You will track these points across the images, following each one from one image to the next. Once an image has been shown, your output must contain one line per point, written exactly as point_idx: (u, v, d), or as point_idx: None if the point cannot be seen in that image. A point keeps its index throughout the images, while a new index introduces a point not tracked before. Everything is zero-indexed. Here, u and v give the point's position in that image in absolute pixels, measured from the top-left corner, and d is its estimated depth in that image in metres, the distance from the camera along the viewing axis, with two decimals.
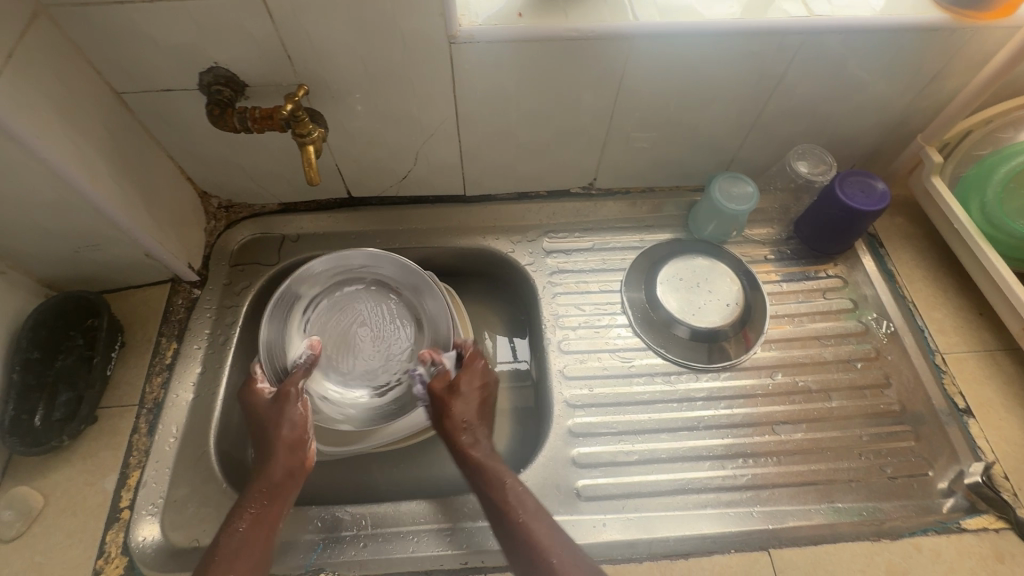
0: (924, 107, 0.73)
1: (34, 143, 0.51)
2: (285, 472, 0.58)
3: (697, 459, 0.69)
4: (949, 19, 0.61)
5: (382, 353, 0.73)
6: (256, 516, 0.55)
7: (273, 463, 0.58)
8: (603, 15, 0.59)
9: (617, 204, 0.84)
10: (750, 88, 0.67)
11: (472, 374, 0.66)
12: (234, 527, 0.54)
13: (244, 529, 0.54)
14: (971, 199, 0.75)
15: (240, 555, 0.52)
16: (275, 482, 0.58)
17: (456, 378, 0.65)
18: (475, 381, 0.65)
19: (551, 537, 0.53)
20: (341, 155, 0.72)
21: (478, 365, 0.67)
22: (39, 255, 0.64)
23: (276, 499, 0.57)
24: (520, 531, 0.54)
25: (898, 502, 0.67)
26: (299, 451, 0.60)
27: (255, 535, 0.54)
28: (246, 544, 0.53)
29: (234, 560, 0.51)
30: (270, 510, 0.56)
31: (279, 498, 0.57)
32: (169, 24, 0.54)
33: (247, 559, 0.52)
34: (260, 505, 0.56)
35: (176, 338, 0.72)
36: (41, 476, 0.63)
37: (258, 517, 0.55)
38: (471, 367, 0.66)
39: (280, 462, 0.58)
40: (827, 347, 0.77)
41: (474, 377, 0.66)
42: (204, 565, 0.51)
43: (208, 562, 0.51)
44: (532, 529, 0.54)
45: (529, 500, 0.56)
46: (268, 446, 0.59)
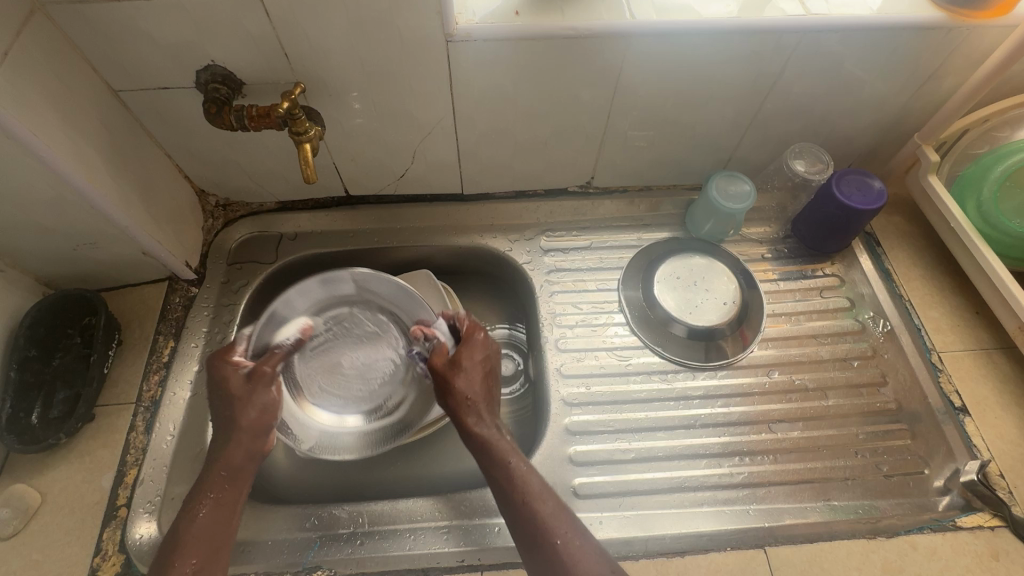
0: (920, 106, 0.73)
1: (31, 141, 0.51)
2: (245, 454, 0.57)
3: (694, 457, 0.69)
4: (945, 18, 0.61)
5: (360, 351, 0.74)
6: (217, 500, 0.55)
7: (233, 447, 0.57)
8: (600, 14, 0.60)
9: (615, 203, 0.84)
10: (747, 87, 0.68)
11: (476, 349, 0.63)
12: (196, 511, 0.54)
13: (206, 513, 0.54)
14: (967, 197, 0.76)
15: (202, 541, 0.53)
16: (236, 466, 0.57)
17: (459, 352, 0.62)
18: (478, 355, 0.63)
19: (558, 519, 0.53)
20: (338, 153, 0.72)
21: (484, 339, 0.64)
22: (37, 253, 0.64)
23: (236, 481, 0.57)
24: (527, 511, 0.53)
25: (894, 500, 0.67)
26: (261, 437, 0.59)
27: (215, 519, 0.54)
28: (205, 532, 0.53)
29: (195, 547, 0.52)
30: (233, 493, 0.56)
31: (240, 478, 0.57)
32: (167, 22, 0.54)
33: (209, 544, 0.53)
34: (220, 488, 0.56)
35: (174, 336, 0.72)
36: (39, 474, 0.64)
37: (218, 501, 0.55)
38: (471, 340, 0.63)
39: (241, 446, 0.57)
40: (825, 345, 0.77)
41: (478, 352, 0.63)
42: (167, 550, 0.52)
43: (171, 548, 0.52)
44: (536, 510, 0.53)
45: (535, 481, 0.55)
46: (227, 429, 0.57)
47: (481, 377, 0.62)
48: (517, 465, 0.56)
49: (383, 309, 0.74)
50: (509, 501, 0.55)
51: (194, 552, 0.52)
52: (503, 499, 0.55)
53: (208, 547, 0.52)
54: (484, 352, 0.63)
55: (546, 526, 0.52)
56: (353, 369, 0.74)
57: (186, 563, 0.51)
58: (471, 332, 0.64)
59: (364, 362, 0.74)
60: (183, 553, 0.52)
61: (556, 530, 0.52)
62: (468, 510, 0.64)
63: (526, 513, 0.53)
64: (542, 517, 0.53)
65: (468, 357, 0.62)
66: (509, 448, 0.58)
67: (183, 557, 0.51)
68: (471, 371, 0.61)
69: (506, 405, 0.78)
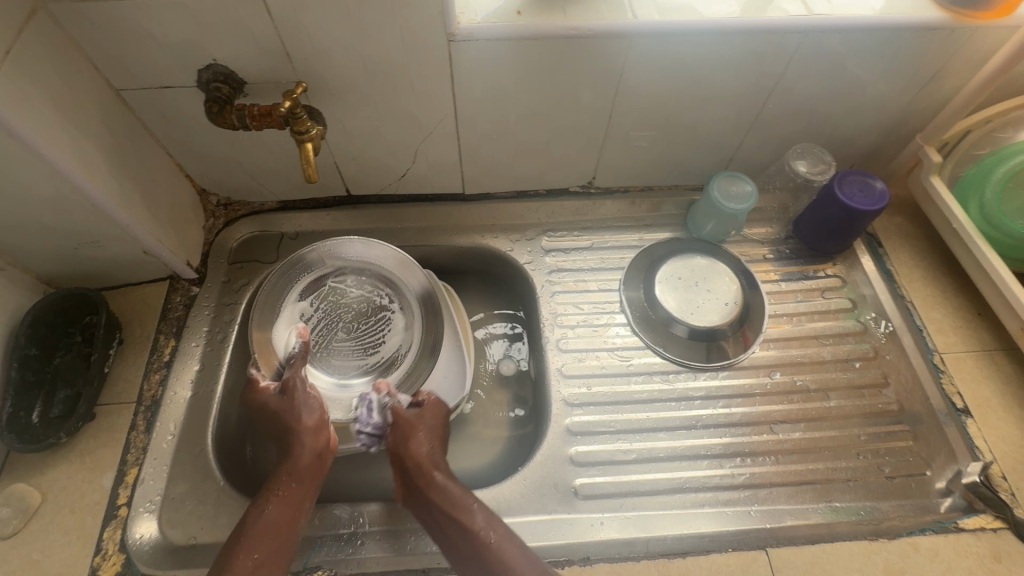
0: (923, 106, 0.73)
1: (32, 139, 0.51)
2: (312, 455, 0.60)
3: (694, 458, 0.69)
4: (948, 18, 0.61)
5: (352, 317, 0.73)
6: (284, 500, 0.56)
7: (298, 448, 0.60)
8: (602, 14, 0.59)
9: (616, 203, 0.84)
10: (749, 87, 0.67)
11: (436, 413, 0.66)
12: (262, 509, 0.55)
13: (274, 509, 0.55)
14: (970, 198, 0.75)
15: (263, 536, 0.53)
16: (302, 467, 0.59)
17: (420, 412, 0.66)
18: (436, 417, 0.66)
19: (522, 560, 0.54)
20: (340, 153, 0.72)
21: (441, 404, 0.68)
22: (38, 251, 0.64)
23: (303, 481, 0.59)
24: (495, 552, 0.54)
25: (896, 501, 0.67)
26: (324, 434, 0.62)
27: (282, 515, 0.55)
28: (270, 528, 0.54)
29: (259, 541, 0.53)
30: (301, 493, 0.58)
31: (309, 477, 0.59)
32: (169, 21, 0.54)
33: (271, 542, 0.53)
34: (287, 487, 0.58)
35: (174, 335, 0.72)
36: (39, 473, 0.63)
37: (284, 500, 0.56)
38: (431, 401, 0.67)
39: (306, 447, 0.60)
40: (826, 346, 0.77)
41: (437, 415, 0.66)
42: (230, 546, 0.53)
43: (234, 542, 0.53)
44: (504, 551, 0.54)
45: (497, 527, 0.56)
46: (290, 432, 0.61)
47: (437, 437, 0.65)
48: (477, 512, 0.57)
49: (358, 271, 0.74)
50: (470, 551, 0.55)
51: (256, 546, 0.52)
52: (465, 549, 0.56)
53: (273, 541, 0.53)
54: (441, 415, 0.67)
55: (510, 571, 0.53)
56: (350, 334, 0.72)
57: (248, 557, 0.52)
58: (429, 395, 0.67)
59: (359, 327, 0.73)
60: (247, 548, 0.52)
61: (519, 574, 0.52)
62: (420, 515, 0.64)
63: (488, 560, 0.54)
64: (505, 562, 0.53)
65: (427, 418, 0.65)
66: (467, 493, 0.59)
67: (246, 552, 0.52)
68: (430, 434, 0.64)
69: (507, 406, 0.78)
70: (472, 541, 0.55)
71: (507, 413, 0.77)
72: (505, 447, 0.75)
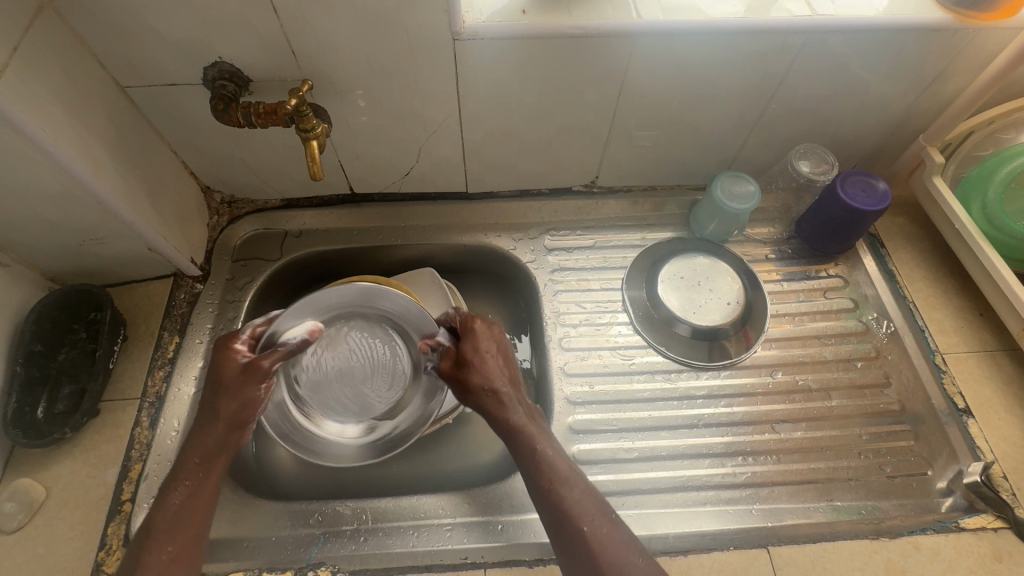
0: (926, 107, 0.73)
1: (39, 135, 0.51)
2: (220, 441, 0.57)
3: (697, 457, 0.69)
4: (952, 19, 0.61)
5: (340, 346, 0.70)
6: (192, 488, 0.55)
7: (207, 435, 0.56)
8: (606, 13, 0.60)
9: (618, 203, 0.84)
10: (752, 87, 0.68)
11: (484, 341, 0.62)
12: (171, 500, 0.54)
13: (181, 504, 0.54)
14: (972, 199, 0.76)
15: (175, 529, 0.53)
16: (212, 453, 0.56)
17: (469, 343, 0.62)
18: (487, 343, 0.62)
19: (584, 505, 0.54)
20: (344, 151, 0.72)
21: (489, 331, 0.63)
22: (44, 248, 0.64)
23: (211, 468, 0.56)
24: (555, 498, 0.55)
25: (897, 501, 0.67)
26: (238, 432, 0.58)
27: (189, 512, 0.54)
28: (179, 522, 0.54)
29: (170, 536, 0.53)
30: (208, 482, 0.56)
31: (214, 469, 0.57)
32: (175, 19, 0.54)
33: (183, 534, 0.53)
34: (194, 478, 0.56)
35: (178, 332, 0.72)
36: (43, 468, 0.64)
37: (193, 490, 0.55)
38: (475, 331, 0.63)
39: (214, 437, 0.56)
40: (828, 346, 0.77)
41: (486, 340, 0.63)
42: (141, 539, 0.53)
43: (144, 536, 0.53)
44: (562, 496, 0.54)
45: (565, 467, 0.56)
46: (204, 415, 0.57)
47: (500, 362, 0.62)
48: (548, 453, 0.57)
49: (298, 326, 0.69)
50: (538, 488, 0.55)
51: (168, 539, 0.53)
52: (536, 486, 0.56)
53: (184, 534, 0.53)
54: (494, 341, 0.63)
55: (574, 511, 0.54)
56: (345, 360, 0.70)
57: (160, 552, 0.52)
58: (467, 323, 0.64)
59: (348, 352, 0.70)
60: (157, 542, 0.53)
61: (581, 516, 0.53)
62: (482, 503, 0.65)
63: (555, 500, 0.54)
64: (569, 504, 0.54)
65: (477, 348, 0.62)
66: (541, 434, 0.58)
67: (158, 546, 0.52)
68: (486, 364, 0.61)
69: None
70: (544, 479, 0.56)
71: None
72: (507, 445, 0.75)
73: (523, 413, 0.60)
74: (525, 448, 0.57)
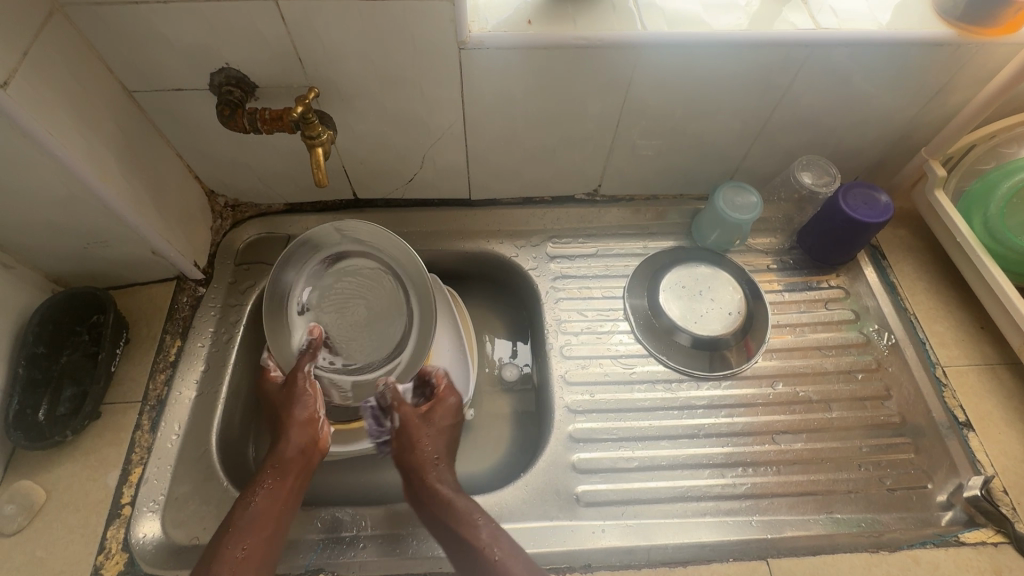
0: (928, 120, 0.73)
1: (46, 139, 0.51)
2: (296, 449, 0.61)
3: (696, 467, 0.69)
4: (955, 34, 0.61)
5: (333, 311, 0.71)
6: (272, 492, 0.57)
7: (285, 442, 0.61)
8: (611, 24, 0.60)
9: (621, 211, 0.85)
10: (756, 99, 0.68)
11: (450, 415, 0.66)
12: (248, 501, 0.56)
13: (262, 502, 0.56)
14: (973, 213, 0.76)
15: (251, 528, 0.54)
16: (294, 462, 0.60)
17: (428, 412, 0.65)
18: (447, 417, 0.66)
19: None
20: (348, 157, 0.73)
21: (456, 404, 0.67)
22: (48, 250, 0.65)
23: (289, 474, 0.59)
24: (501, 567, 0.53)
25: (897, 514, 0.67)
26: (313, 430, 0.62)
27: (271, 507, 0.56)
28: (259, 520, 0.55)
29: (249, 531, 0.54)
30: (288, 488, 0.58)
31: (294, 469, 0.60)
32: (183, 25, 0.54)
33: (260, 533, 0.54)
34: (274, 479, 0.58)
35: (180, 335, 0.73)
36: (44, 471, 0.64)
37: (273, 490, 0.57)
38: (439, 398, 0.66)
39: (294, 440, 0.61)
40: (828, 357, 0.77)
41: (448, 413, 0.66)
42: (217, 539, 0.53)
43: (222, 533, 0.54)
44: (508, 566, 0.53)
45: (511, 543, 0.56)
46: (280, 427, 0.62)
47: (444, 438, 0.64)
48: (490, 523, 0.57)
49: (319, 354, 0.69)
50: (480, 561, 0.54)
51: (243, 538, 0.53)
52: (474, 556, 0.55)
53: (260, 533, 0.54)
54: (455, 416, 0.66)
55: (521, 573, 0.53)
56: (348, 315, 0.71)
57: (238, 548, 0.52)
58: (441, 392, 0.67)
59: (343, 312, 0.72)
60: (236, 538, 0.53)
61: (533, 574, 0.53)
62: None
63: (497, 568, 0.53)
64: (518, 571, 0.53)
65: (437, 418, 0.65)
66: (473, 507, 0.58)
67: (236, 542, 0.53)
68: (436, 435, 0.64)
69: (508, 411, 0.78)
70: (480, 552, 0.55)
71: (509, 419, 0.78)
72: (506, 453, 0.75)
73: (456, 485, 0.61)
74: (463, 516, 0.57)
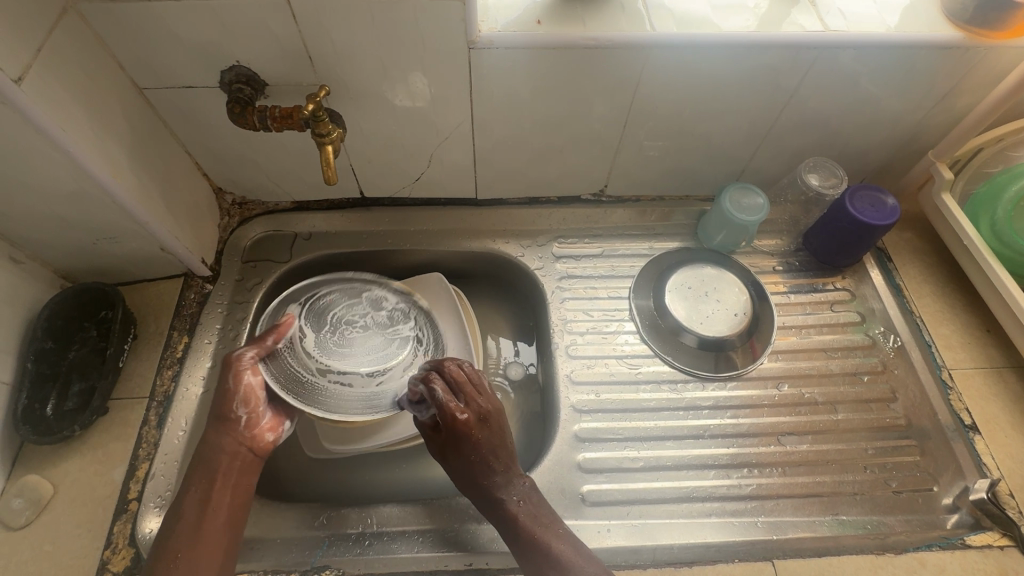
0: (935, 123, 0.73)
1: (59, 135, 0.51)
2: (220, 450, 0.60)
3: (701, 468, 0.69)
4: (963, 37, 0.61)
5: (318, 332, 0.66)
6: (198, 498, 0.58)
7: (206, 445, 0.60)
8: (620, 24, 0.60)
9: (627, 212, 0.85)
10: (763, 100, 0.68)
11: (468, 441, 0.61)
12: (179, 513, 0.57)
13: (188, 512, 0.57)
14: (981, 216, 0.76)
15: (183, 541, 0.55)
16: (221, 465, 0.60)
17: (452, 442, 0.61)
18: (466, 443, 0.61)
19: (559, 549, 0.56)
20: (357, 155, 0.73)
21: (469, 425, 0.61)
22: (58, 246, 0.65)
23: (216, 478, 0.59)
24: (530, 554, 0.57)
25: (903, 516, 0.67)
26: (229, 429, 0.61)
27: (194, 515, 0.57)
28: (190, 533, 0.56)
29: (177, 544, 0.55)
30: (217, 491, 0.59)
31: (221, 470, 0.60)
32: (195, 23, 0.54)
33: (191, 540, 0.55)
34: (200, 484, 0.58)
35: (187, 332, 0.73)
36: (51, 465, 0.64)
37: (199, 497, 0.58)
38: (456, 427, 0.61)
39: (210, 443, 0.60)
40: (834, 359, 0.77)
41: (465, 437, 0.61)
42: (154, 554, 0.55)
43: (158, 550, 0.55)
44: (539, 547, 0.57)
45: (562, 549, 0.56)
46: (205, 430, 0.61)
47: (479, 462, 0.61)
48: (540, 535, 0.58)
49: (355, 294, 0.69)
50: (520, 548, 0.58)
51: (175, 553, 0.55)
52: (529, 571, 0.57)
53: (191, 545, 0.55)
54: (472, 439, 0.61)
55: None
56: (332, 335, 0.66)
57: (169, 561, 0.54)
58: (446, 417, 0.61)
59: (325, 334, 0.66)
60: (168, 553, 0.55)
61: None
62: (445, 516, 0.64)
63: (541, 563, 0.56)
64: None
65: (465, 448, 0.61)
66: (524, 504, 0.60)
67: (169, 555, 0.55)
68: (468, 463, 0.61)
69: (514, 410, 0.78)
70: (533, 566, 0.56)
71: (514, 418, 0.78)
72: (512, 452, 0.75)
73: (512, 496, 0.60)
74: (518, 532, 0.58)
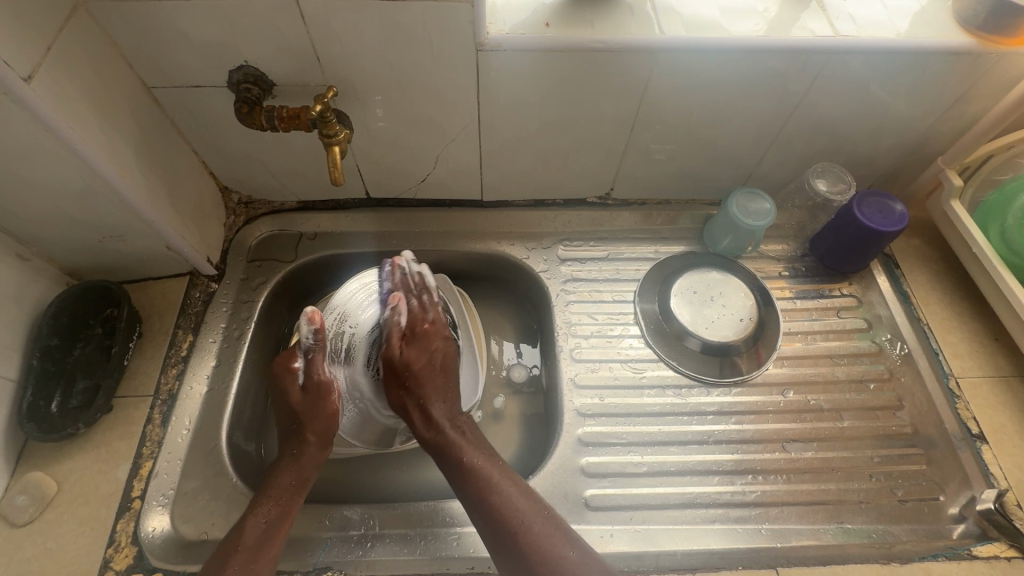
0: (945, 129, 0.73)
1: (67, 134, 0.51)
2: (315, 466, 0.61)
3: (705, 474, 0.69)
4: (975, 44, 0.61)
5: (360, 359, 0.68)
6: (281, 508, 0.57)
7: (305, 457, 0.60)
8: (629, 28, 0.60)
9: (632, 215, 0.85)
10: (772, 105, 0.68)
11: (428, 350, 0.62)
12: (261, 516, 0.56)
13: (269, 519, 0.56)
14: (990, 224, 0.75)
15: (263, 546, 0.55)
16: (305, 480, 0.60)
17: (413, 347, 0.62)
18: (426, 353, 0.62)
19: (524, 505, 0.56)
20: (363, 156, 0.73)
21: (434, 337, 0.63)
22: (64, 243, 0.65)
23: (302, 491, 0.59)
24: (485, 496, 0.56)
25: (908, 526, 0.67)
26: (328, 448, 0.62)
27: (281, 526, 0.56)
28: (271, 538, 0.56)
29: (259, 550, 0.54)
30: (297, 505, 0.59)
31: (305, 487, 0.60)
32: (204, 23, 0.55)
33: (272, 550, 0.55)
34: (287, 497, 0.58)
35: (192, 331, 0.73)
36: (55, 463, 0.64)
37: (284, 508, 0.58)
38: (431, 337, 0.63)
39: (311, 457, 0.60)
40: (840, 366, 0.77)
41: (427, 347, 0.62)
42: (227, 551, 0.54)
43: (231, 549, 0.54)
44: (503, 493, 0.56)
45: (517, 495, 0.56)
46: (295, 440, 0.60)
47: (436, 376, 0.62)
48: (487, 465, 0.59)
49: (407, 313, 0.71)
50: (472, 484, 0.57)
51: (254, 557, 0.54)
52: (464, 495, 0.57)
53: (269, 553, 0.55)
54: (431, 351, 0.62)
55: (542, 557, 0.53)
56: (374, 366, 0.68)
57: (248, 566, 0.53)
58: (420, 325, 0.63)
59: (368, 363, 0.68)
60: (243, 556, 0.54)
61: (560, 555, 0.53)
62: (450, 518, 0.64)
63: (494, 500, 0.56)
64: (531, 535, 0.54)
65: (427, 356, 0.62)
66: (483, 442, 0.62)
67: (246, 560, 0.54)
68: (422, 373, 0.62)
69: (517, 413, 0.78)
70: (488, 505, 0.56)
71: (517, 422, 0.78)
72: (515, 455, 0.75)
73: (457, 424, 0.62)
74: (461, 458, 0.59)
